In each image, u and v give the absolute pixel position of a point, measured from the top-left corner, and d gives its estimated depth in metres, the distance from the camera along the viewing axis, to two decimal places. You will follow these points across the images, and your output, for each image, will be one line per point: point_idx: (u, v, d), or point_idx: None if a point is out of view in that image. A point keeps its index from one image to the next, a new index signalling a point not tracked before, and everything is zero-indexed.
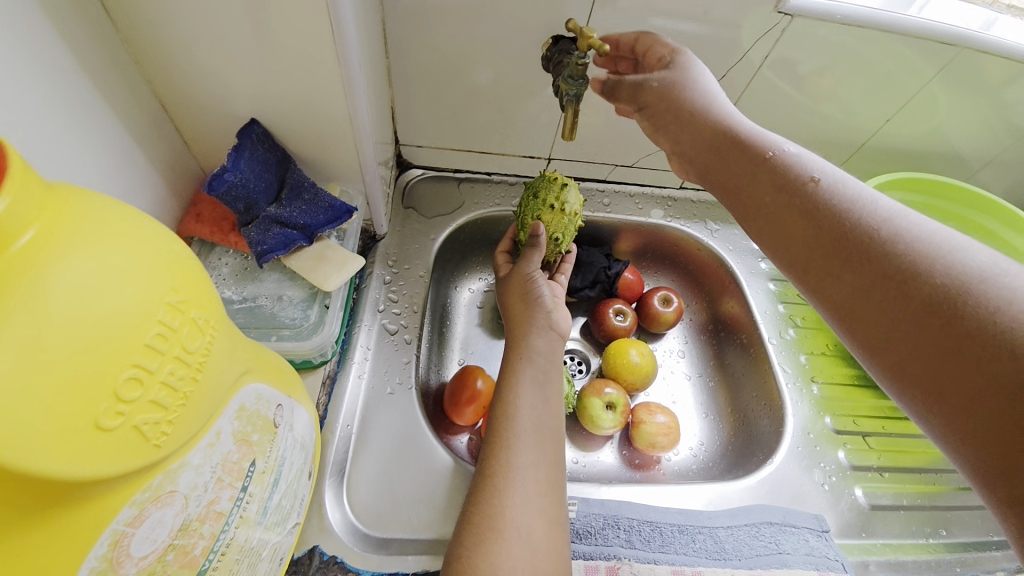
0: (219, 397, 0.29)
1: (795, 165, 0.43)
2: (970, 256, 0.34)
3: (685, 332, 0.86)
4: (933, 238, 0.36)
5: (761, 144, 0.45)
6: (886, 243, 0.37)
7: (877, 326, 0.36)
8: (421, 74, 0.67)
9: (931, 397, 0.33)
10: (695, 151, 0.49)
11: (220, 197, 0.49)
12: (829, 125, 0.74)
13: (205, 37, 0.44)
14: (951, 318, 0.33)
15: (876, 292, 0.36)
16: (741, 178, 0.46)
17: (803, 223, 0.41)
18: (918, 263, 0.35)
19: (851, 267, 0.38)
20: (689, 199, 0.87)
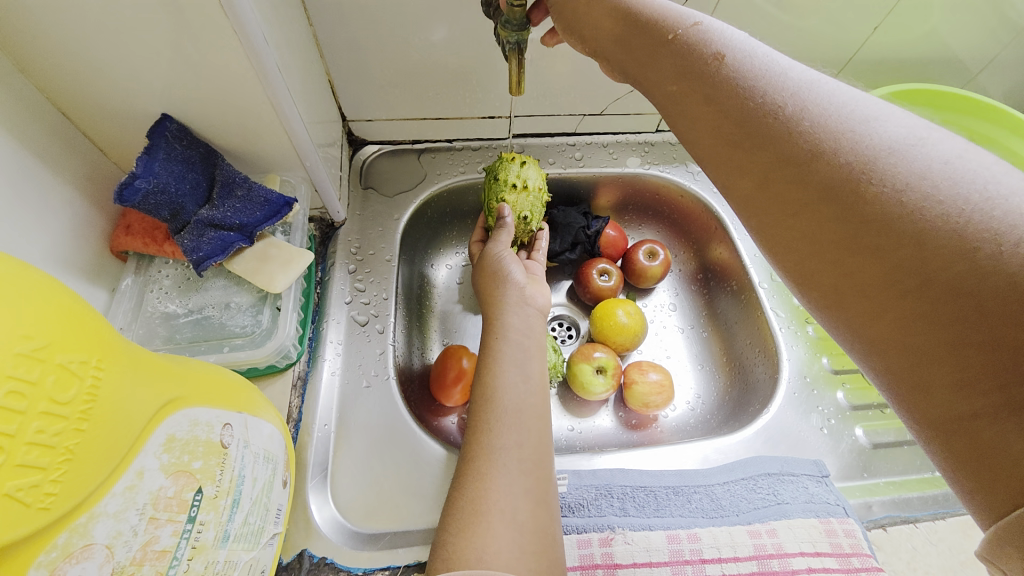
0: (130, 435, 0.26)
1: (700, 40, 0.36)
2: (882, 123, 0.29)
3: (674, 284, 0.82)
4: (843, 107, 0.30)
5: (666, 20, 0.38)
6: (790, 119, 0.31)
7: (785, 225, 0.31)
8: (355, 40, 0.61)
9: (840, 303, 0.30)
10: (604, 40, 0.43)
11: (139, 207, 0.45)
12: (814, 40, 0.67)
13: (85, 27, 0.38)
14: (856, 206, 0.28)
15: (780, 182, 0.31)
16: (647, 65, 0.39)
17: (705, 109, 0.35)
18: (824, 141, 0.29)
19: (753, 156, 0.32)
20: (668, 142, 0.81)
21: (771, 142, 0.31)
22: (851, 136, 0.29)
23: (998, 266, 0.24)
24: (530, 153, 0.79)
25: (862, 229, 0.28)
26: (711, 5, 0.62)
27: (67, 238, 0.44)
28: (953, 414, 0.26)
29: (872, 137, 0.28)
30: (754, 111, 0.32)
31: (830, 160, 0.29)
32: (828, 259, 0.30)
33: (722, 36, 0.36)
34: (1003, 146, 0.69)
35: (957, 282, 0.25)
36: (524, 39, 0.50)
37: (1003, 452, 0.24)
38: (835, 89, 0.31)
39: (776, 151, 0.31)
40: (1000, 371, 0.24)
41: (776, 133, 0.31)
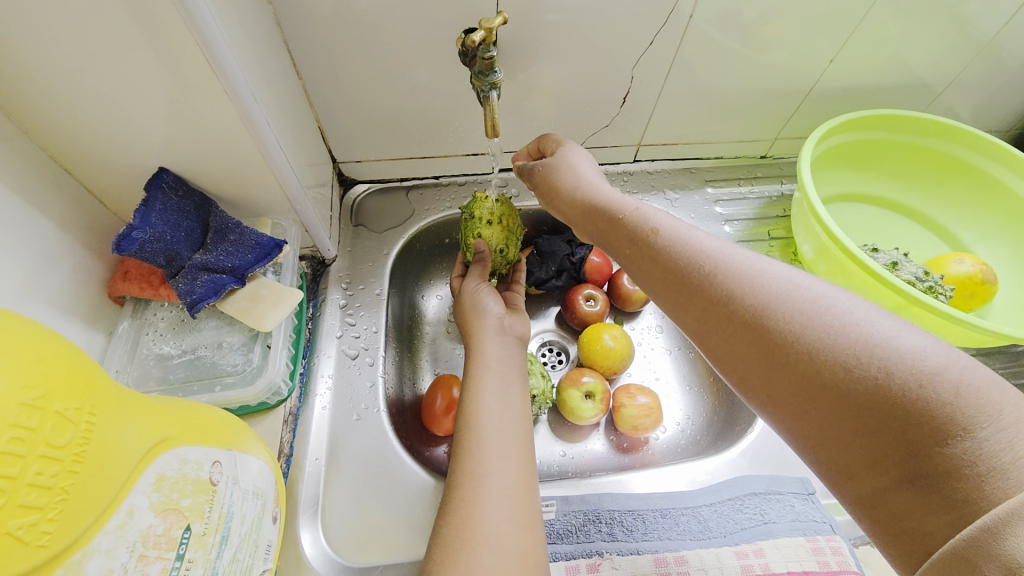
0: (123, 475, 0.28)
1: (631, 206, 0.45)
2: (764, 269, 0.37)
3: (660, 306, 0.84)
4: (746, 261, 0.37)
5: (600, 193, 0.48)
6: (707, 271, 0.38)
7: (722, 348, 0.36)
8: (342, 90, 0.65)
9: (776, 412, 0.34)
10: (558, 200, 0.52)
11: (135, 256, 0.47)
12: (775, 73, 0.72)
13: (89, 93, 0.42)
14: (767, 334, 0.34)
15: (709, 316, 0.37)
16: (595, 224, 0.48)
17: (644, 259, 0.42)
18: (734, 288, 0.36)
19: (685, 294, 0.39)
20: (645, 171, 0.86)
21: (687, 287, 0.38)
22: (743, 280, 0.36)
23: (863, 369, 0.30)
24: (514, 186, 0.82)
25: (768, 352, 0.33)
26: (674, 45, 0.66)
27: (67, 286, 0.47)
28: (874, 487, 0.29)
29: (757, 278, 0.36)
30: (670, 259, 0.40)
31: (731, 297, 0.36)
32: (750, 373, 0.35)
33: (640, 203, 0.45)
34: (969, 164, 0.71)
35: (842, 388, 0.30)
36: (496, 86, 0.54)
37: (918, 529, 0.27)
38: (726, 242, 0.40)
39: (693, 293, 0.38)
40: (892, 457, 0.28)
41: (688, 280, 0.38)
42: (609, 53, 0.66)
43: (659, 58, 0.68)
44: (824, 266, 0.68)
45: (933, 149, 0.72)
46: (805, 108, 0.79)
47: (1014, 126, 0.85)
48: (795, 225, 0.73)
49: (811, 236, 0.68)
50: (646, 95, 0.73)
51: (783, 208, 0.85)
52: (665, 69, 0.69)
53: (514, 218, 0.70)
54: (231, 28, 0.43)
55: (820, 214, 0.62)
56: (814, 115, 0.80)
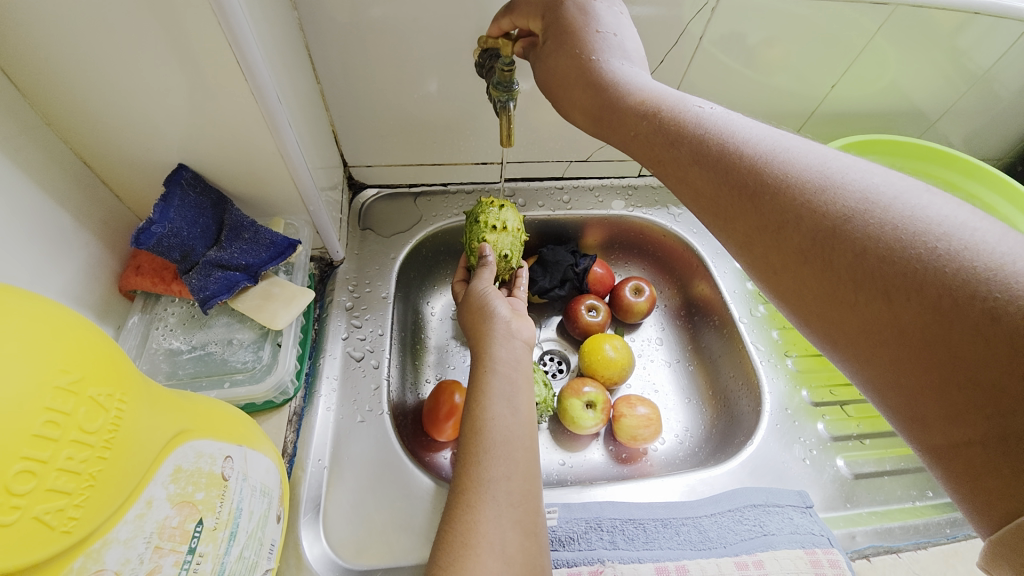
0: (144, 464, 0.28)
1: (679, 114, 0.41)
2: (844, 177, 0.32)
3: (660, 319, 0.86)
4: (822, 170, 0.33)
5: (639, 95, 0.44)
6: (777, 182, 0.34)
7: (791, 274, 0.33)
8: (358, 94, 0.66)
9: (849, 343, 0.31)
10: (590, 106, 0.47)
11: (152, 250, 0.47)
12: (779, 96, 0.74)
13: (116, 88, 0.43)
14: (850, 255, 0.30)
15: (778, 236, 0.34)
16: (636, 132, 0.43)
17: (698, 171, 0.38)
18: (811, 202, 0.32)
19: (750, 212, 0.35)
20: (649, 185, 0.86)
21: (752, 202, 0.35)
22: (827, 190, 0.32)
23: (965, 304, 0.26)
24: (521, 196, 0.84)
25: (845, 276, 0.30)
26: (683, 66, 0.68)
27: (79, 278, 0.47)
28: (952, 440, 0.27)
29: (844, 190, 0.31)
30: (734, 169, 0.36)
31: (809, 214, 0.32)
32: (822, 303, 0.32)
33: (698, 107, 0.41)
34: (964, 188, 0.74)
35: (937, 318, 0.27)
36: (514, 98, 0.55)
37: (996, 481, 0.26)
38: (806, 147, 0.35)
39: (760, 209, 0.34)
40: (983, 404, 0.26)
41: (754, 194, 0.35)
42: None
43: (668, 78, 0.70)
44: None
45: (934, 172, 0.75)
46: (806, 130, 0.81)
47: (1005, 155, 0.88)
48: None
49: None
50: None
51: None
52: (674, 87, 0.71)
53: (517, 224, 0.71)
54: (260, 29, 0.44)
55: None
56: (814, 137, 0.82)
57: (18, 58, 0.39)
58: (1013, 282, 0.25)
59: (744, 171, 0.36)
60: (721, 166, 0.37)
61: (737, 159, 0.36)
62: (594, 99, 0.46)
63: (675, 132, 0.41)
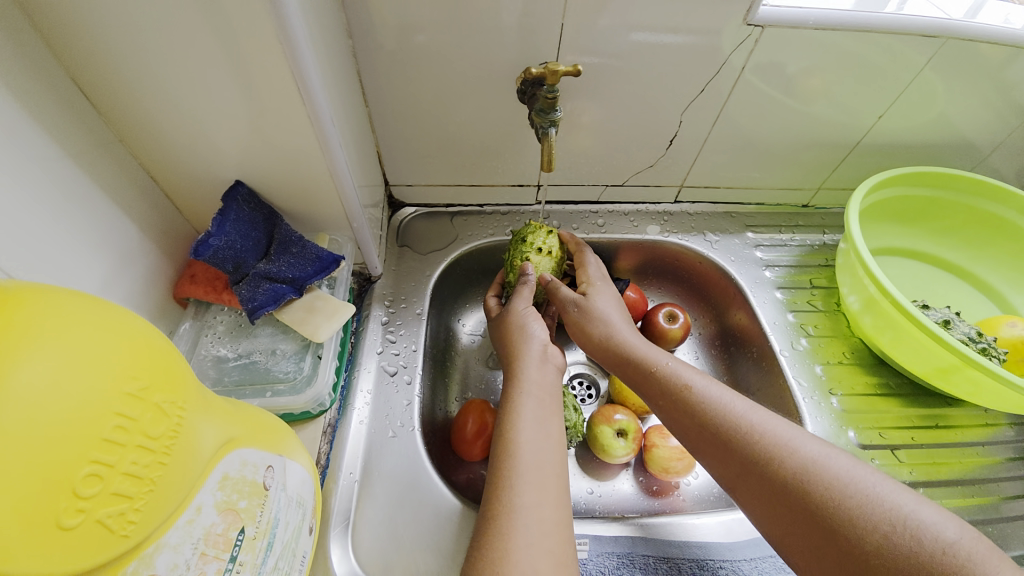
0: (197, 473, 0.28)
1: (673, 377, 0.52)
2: (796, 442, 0.43)
3: (695, 347, 0.85)
4: (783, 439, 0.44)
5: (649, 360, 0.55)
6: (752, 448, 0.44)
7: (755, 489, 0.43)
8: (403, 118, 0.69)
9: (795, 539, 0.40)
10: (608, 358, 0.60)
11: (208, 261, 0.50)
12: (821, 125, 0.73)
13: (186, 109, 0.46)
14: (796, 481, 0.41)
15: (748, 477, 0.44)
16: (642, 380, 0.54)
17: (692, 421, 0.49)
18: (775, 459, 0.43)
19: (728, 457, 0.45)
20: (684, 212, 0.87)
21: (729, 476, 0.45)
22: (784, 455, 0.42)
23: (882, 532, 0.36)
24: (556, 218, 0.84)
25: (768, 473, 0.42)
26: (723, 95, 0.68)
27: (139, 285, 0.49)
28: None
29: (793, 458, 0.42)
30: (720, 441, 0.46)
31: (770, 474, 0.42)
32: (783, 519, 0.41)
33: (692, 382, 0.51)
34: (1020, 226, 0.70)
35: (868, 548, 0.36)
36: (555, 124, 0.57)
37: None
38: (775, 422, 0.45)
39: (735, 466, 0.45)
40: None
41: (734, 488, 0.45)
42: (659, 97, 0.68)
43: (705, 108, 0.70)
44: (871, 319, 0.68)
45: (983, 208, 0.72)
46: (848, 161, 0.80)
47: None
48: (840, 274, 0.73)
49: (859, 287, 0.68)
50: (691, 141, 0.75)
51: (824, 258, 0.85)
52: (714, 115, 0.71)
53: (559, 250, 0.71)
54: (318, 57, 0.47)
55: (867, 264, 0.64)
56: (857, 168, 0.81)
57: (100, 81, 0.43)
58: (920, 529, 0.35)
59: (725, 439, 0.46)
60: (713, 460, 0.47)
61: (723, 429, 0.46)
62: (606, 335, 0.60)
63: (671, 381, 0.52)
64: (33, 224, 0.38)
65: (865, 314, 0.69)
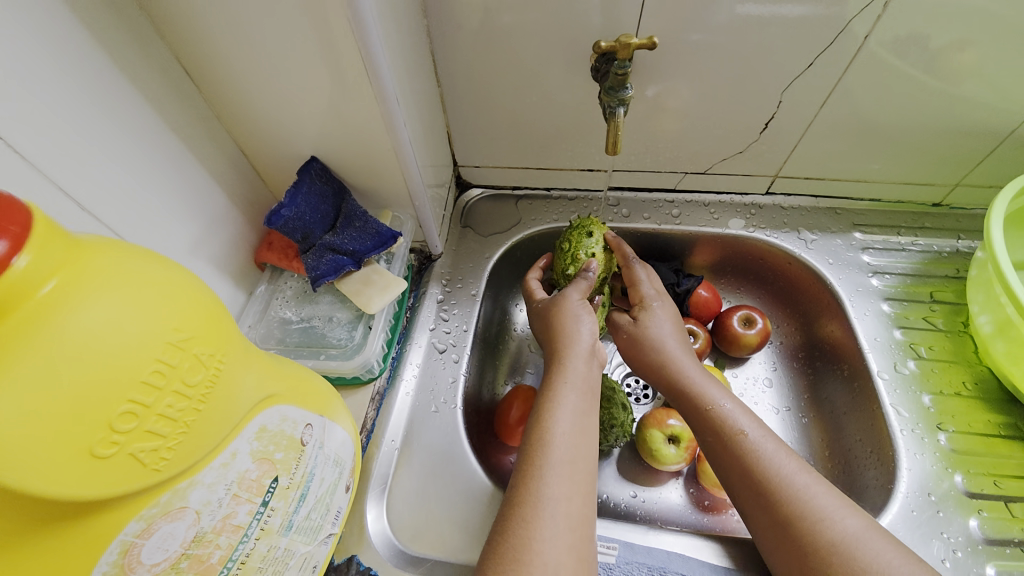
0: (233, 422, 0.31)
1: (725, 419, 0.52)
2: (838, 517, 0.43)
3: (772, 357, 0.76)
4: (821, 512, 0.44)
5: (703, 396, 0.54)
6: (789, 511, 0.45)
7: (781, 543, 0.45)
8: (473, 98, 0.68)
9: None
10: (658, 383, 0.59)
11: (280, 229, 0.54)
12: (967, 108, 0.60)
13: (267, 88, 0.49)
14: (824, 548, 0.42)
15: (779, 534, 0.45)
16: (691, 414, 0.55)
17: (734, 466, 0.49)
18: (810, 527, 0.43)
19: (763, 509, 0.46)
20: (778, 205, 0.76)
21: (758, 521, 0.47)
22: (816, 525, 0.43)
23: None
24: (626, 206, 0.79)
25: (793, 541, 0.44)
26: (838, 72, 0.58)
27: (225, 248, 0.55)
28: None
29: (825, 532, 0.42)
30: (757, 487, 0.47)
31: (798, 541, 0.43)
32: None
33: (743, 429, 0.50)
34: None
35: None
36: (625, 104, 0.53)
37: None
38: (819, 492, 0.45)
39: (768, 516, 0.46)
40: None
41: (761, 530, 0.47)
42: (756, 74, 0.59)
43: (814, 86, 0.60)
44: (1005, 346, 0.57)
45: None
46: (1003, 154, 0.65)
47: None
48: (971, 289, 0.62)
49: (993, 306, 0.58)
50: (791, 125, 0.65)
51: (955, 268, 0.70)
52: (824, 95, 0.61)
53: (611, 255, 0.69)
54: (388, 37, 0.47)
55: (1011, 282, 0.52)
56: (1014, 162, 0.65)
57: (199, 62, 0.48)
58: None
59: (762, 489, 0.47)
60: (749, 503, 0.48)
61: (763, 483, 0.47)
62: (658, 359, 0.59)
63: (720, 420, 0.52)
64: (131, 189, 0.44)
65: (998, 339, 0.58)
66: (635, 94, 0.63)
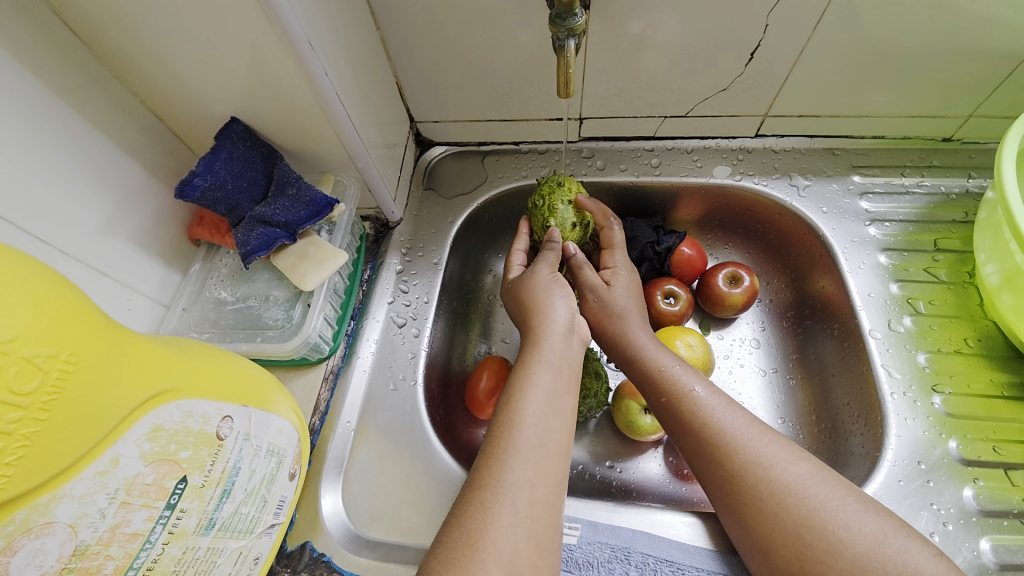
0: (103, 426, 0.29)
1: (673, 379, 0.49)
2: (784, 463, 0.42)
3: (760, 317, 0.71)
4: (769, 463, 0.42)
5: (655, 361, 0.52)
6: (739, 465, 0.43)
7: (736, 501, 0.42)
8: (420, 46, 0.60)
9: (763, 554, 0.41)
10: (613, 350, 0.56)
11: (199, 202, 0.49)
12: (990, 23, 0.51)
13: (161, 39, 0.43)
14: (776, 496, 0.40)
15: (733, 491, 0.43)
16: (642, 379, 0.52)
17: (684, 427, 0.47)
18: (759, 478, 0.41)
19: (716, 465, 0.44)
20: (768, 148, 0.69)
21: (710, 479, 0.45)
22: (768, 477, 0.41)
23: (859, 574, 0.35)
24: (601, 158, 0.72)
25: (745, 491, 0.42)
26: None
27: (148, 225, 0.51)
28: None
29: (777, 476, 0.41)
30: (710, 445, 0.45)
31: (748, 490, 0.42)
32: (764, 536, 0.40)
33: (695, 388, 0.48)
34: None
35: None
36: (575, 34, 0.46)
37: None
38: (769, 443, 0.43)
39: (717, 471, 0.44)
40: None
41: (715, 489, 0.44)
42: None
43: (806, 7, 0.51)
44: (1013, 298, 0.52)
45: None
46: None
47: None
48: (978, 234, 0.56)
49: (1001, 255, 0.52)
50: (781, 57, 0.57)
51: (965, 212, 0.64)
52: (817, 17, 0.52)
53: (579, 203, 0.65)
54: None
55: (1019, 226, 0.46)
56: None
57: (76, 9, 0.41)
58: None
59: (714, 444, 0.45)
60: (699, 458, 0.46)
61: (716, 439, 0.45)
62: (611, 326, 0.56)
63: (671, 381, 0.50)
64: (17, 166, 0.39)
65: (1005, 292, 0.53)
66: (600, 26, 0.55)
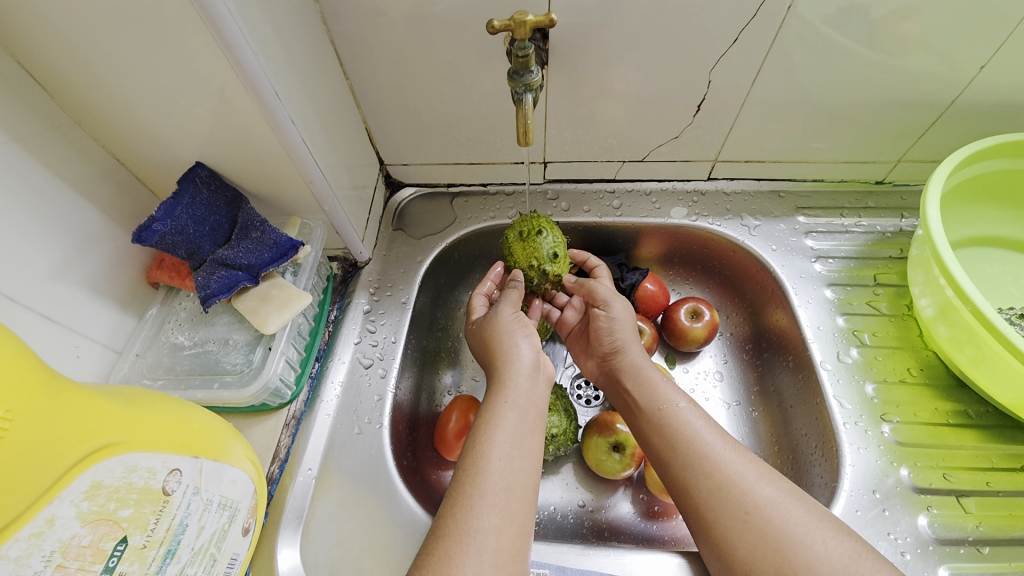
0: (42, 483, 0.27)
1: (659, 395, 0.50)
2: (754, 482, 0.42)
3: (722, 350, 0.74)
4: (739, 483, 0.42)
5: (646, 376, 0.53)
6: (711, 488, 0.43)
7: (712, 527, 0.42)
8: (387, 95, 0.62)
9: None
10: (609, 365, 0.57)
11: (158, 246, 0.49)
12: (899, 81, 0.58)
13: (127, 88, 0.44)
14: (747, 518, 0.41)
15: (705, 519, 0.43)
16: (630, 395, 0.53)
17: (663, 447, 0.47)
18: (731, 499, 0.42)
19: (693, 486, 0.44)
20: (720, 191, 0.74)
21: (695, 491, 0.43)
22: (740, 499, 0.42)
23: None
24: (565, 199, 0.75)
25: (730, 502, 0.42)
26: (762, 47, 0.55)
27: (103, 269, 0.50)
28: None
29: (748, 495, 0.42)
30: (682, 468, 0.45)
31: (719, 517, 0.42)
32: (742, 562, 0.40)
33: (676, 404, 0.49)
34: None
35: None
36: (531, 89, 0.50)
37: None
38: (739, 462, 0.44)
39: (688, 500, 0.44)
40: None
41: (699, 502, 0.43)
42: (683, 53, 0.56)
43: (741, 65, 0.57)
44: (947, 329, 0.56)
45: None
46: (936, 127, 0.63)
47: None
48: (911, 269, 0.61)
49: (932, 289, 0.56)
50: (723, 108, 0.62)
51: (900, 248, 0.69)
52: (752, 74, 0.58)
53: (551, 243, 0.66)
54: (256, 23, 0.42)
55: (946, 263, 0.51)
56: (948, 135, 0.64)
57: (39, 58, 0.41)
58: None
59: (688, 465, 0.45)
60: (683, 473, 0.45)
61: (689, 460, 0.45)
62: (608, 340, 0.57)
63: (657, 398, 0.50)
64: None
65: (940, 323, 0.56)
66: (557, 79, 0.59)
